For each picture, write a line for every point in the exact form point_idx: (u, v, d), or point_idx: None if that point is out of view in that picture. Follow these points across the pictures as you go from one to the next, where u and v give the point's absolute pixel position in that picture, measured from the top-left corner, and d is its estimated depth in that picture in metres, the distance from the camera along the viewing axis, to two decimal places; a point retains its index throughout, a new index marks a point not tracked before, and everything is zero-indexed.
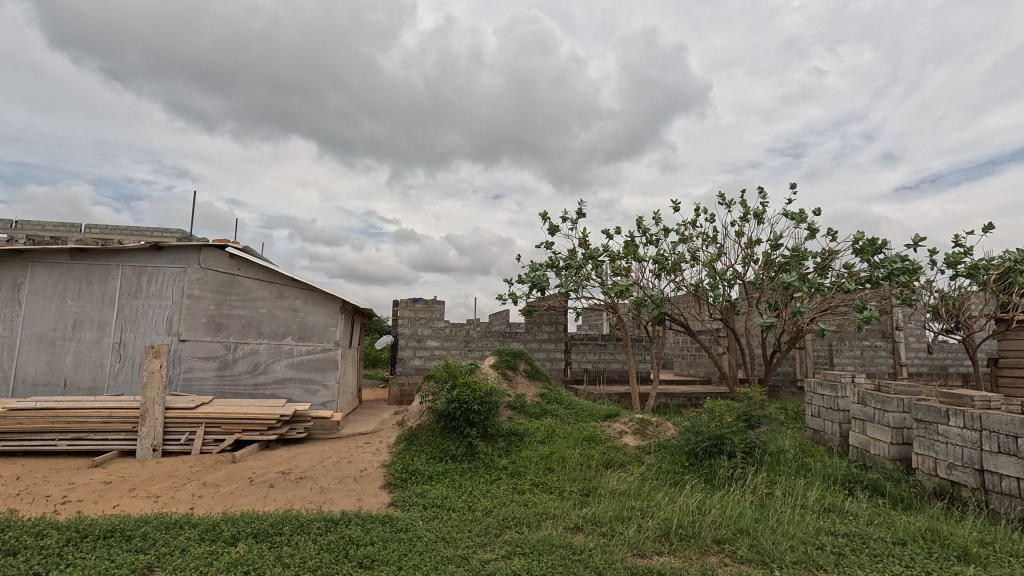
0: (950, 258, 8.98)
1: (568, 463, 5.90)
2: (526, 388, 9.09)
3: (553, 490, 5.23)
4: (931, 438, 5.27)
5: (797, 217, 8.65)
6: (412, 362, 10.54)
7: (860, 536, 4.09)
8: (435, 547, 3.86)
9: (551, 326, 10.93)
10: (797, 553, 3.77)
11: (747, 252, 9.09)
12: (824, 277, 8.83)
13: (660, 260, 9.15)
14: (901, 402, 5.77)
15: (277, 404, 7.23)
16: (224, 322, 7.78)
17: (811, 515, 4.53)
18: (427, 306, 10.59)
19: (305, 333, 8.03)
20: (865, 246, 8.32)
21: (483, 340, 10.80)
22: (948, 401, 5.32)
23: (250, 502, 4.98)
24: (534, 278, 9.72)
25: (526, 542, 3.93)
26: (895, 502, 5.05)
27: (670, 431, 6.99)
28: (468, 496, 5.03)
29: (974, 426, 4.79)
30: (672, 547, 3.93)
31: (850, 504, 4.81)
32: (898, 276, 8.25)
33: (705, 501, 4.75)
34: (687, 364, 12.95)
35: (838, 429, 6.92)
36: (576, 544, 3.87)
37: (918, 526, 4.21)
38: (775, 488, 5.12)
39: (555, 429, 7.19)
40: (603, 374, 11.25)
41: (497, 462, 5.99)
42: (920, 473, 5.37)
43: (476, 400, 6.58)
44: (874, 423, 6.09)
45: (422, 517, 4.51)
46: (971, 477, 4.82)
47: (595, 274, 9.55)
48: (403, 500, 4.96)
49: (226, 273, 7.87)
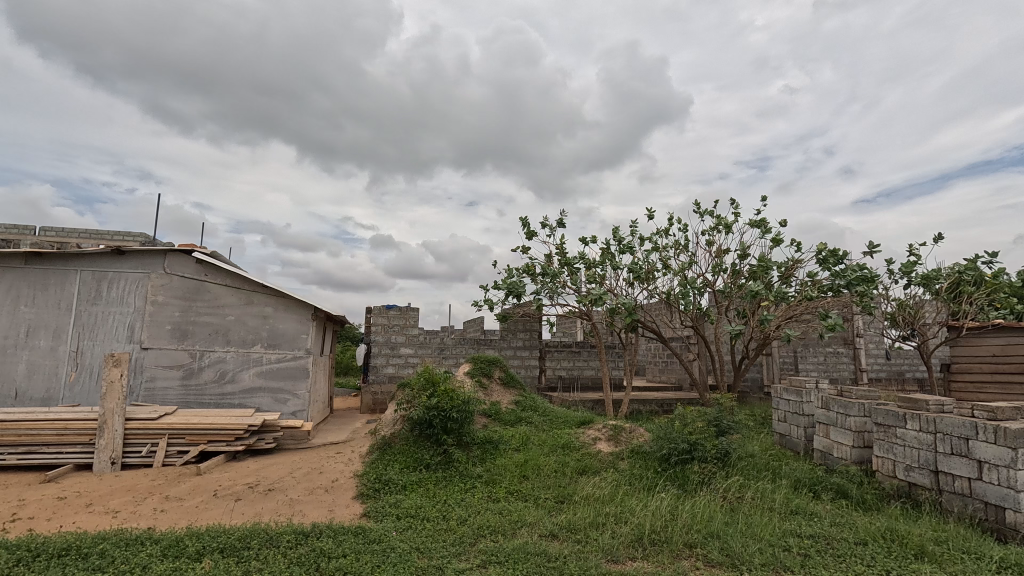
0: (906, 268, 9.41)
1: (542, 470, 5.92)
2: (500, 395, 9.08)
3: (528, 498, 5.24)
4: (890, 442, 5.48)
5: (763, 227, 8.94)
6: (385, 370, 10.42)
7: (825, 537, 4.22)
8: (409, 557, 3.81)
9: (525, 333, 10.98)
10: (766, 555, 3.86)
11: (717, 261, 9.35)
12: (789, 285, 9.13)
13: (636, 269, 9.33)
14: (862, 407, 6.00)
15: (245, 414, 7.01)
16: (190, 330, 7.54)
17: (778, 517, 4.66)
18: (400, 314, 10.47)
19: (275, 340, 7.83)
20: (827, 256, 8.65)
21: (458, 347, 10.75)
22: (905, 405, 5.54)
23: (216, 516, 4.81)
24: (510, 285, 9.75)
25: (501, 551, 3.92)
26: (858, 504, 5.22)
27: (643, 436, 7.10)
28: (442, 506, 4.98)
29: (929, 429, 5.02)
30: (645, 552, 3.98)
31: (815, 506, 4.98)
32: (857, 285, 8.60)
33: (676, 506, 4.83)
34: (659, 370, 13.21)
35: (803, 434, 7.14)
36: (551, 552, 3.88)
37: (878, 526, 4.37)
38: (744, 491, 5.24)
39: (529, 437, 7.20)
40: (576, 381, 11.37)
41: (472, 471, 5.96)
42: (880, 475, 5.58)
43: (452, 407, 6.53)
44: (837, 427, 6.31)
45: (395, 527, 4.45)
46: (926, 478, 5.04)
47: (571, 282, 9.64)
48: (376, 511, 4.88)
49: (192, 279, 7.64)
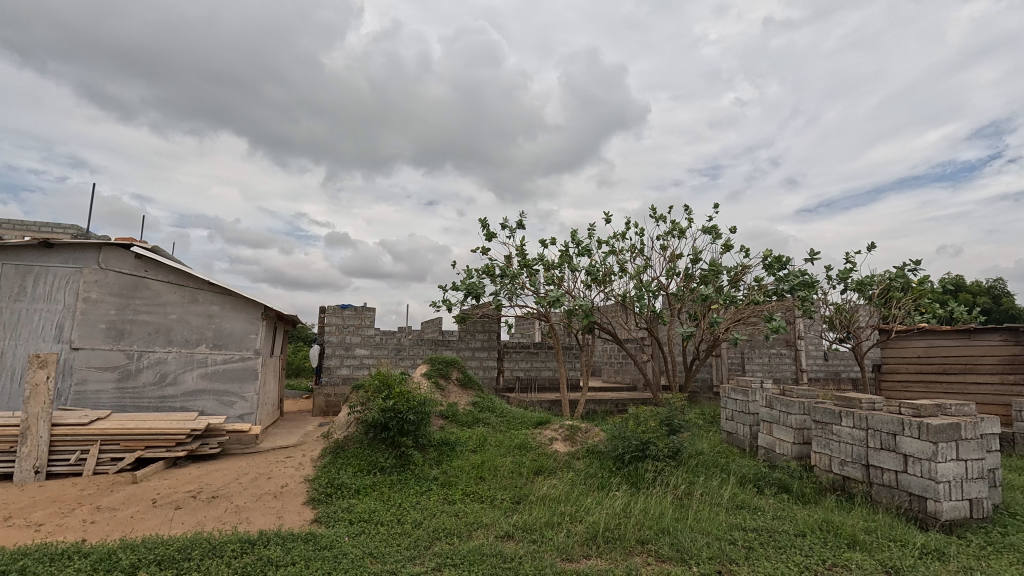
0: (842, 274, 10.00)
1: (499, 471, 5.92)
2: (458, 396, 9.02)
3: (484, 499, 5.23)
4: (827, 438, 5.81)
5: (714, 233, 9.29)
6: (339, 371, 10.14)
7: (767, 530, 4.43)
8: (362, 563, 3.72)
9: (484, 334, 10.96)
10: (713, 549, 4.01)
11: (670, 265, 9.64)
12: (737, 289, 9.53)
13: (593, 271, 9.49)
14: (802, 405, 6.34)
15: (188, 418, 6.66)
16: (127, 329, 7.10)
17: (724, 512, 4.85)
18: (356, 313, 10.23)
19: (221, 340, 7.48)
20: (772, 262, 9.09)
21: (415, 348, 10.60)
22: (841, 403, 5.89)
23: (153, 527, 4.55)
24: (469, 286, 9.72)
25: (457, 553, 3.89)
26: (798, 498, 5.50)
27: (597, 436, 7.23)
28: (397, 509, 4.89)
29: (861, 425, 5.36)
30: (599, 550, 4.05)
31: (758, 500, 5.21)
32: (799, 290, 9.09)
33: (629, 503, 4.94)
34: (614, 371, 13.50)
35: (748, 431, 7.46)
36: (506, 552, 3.88)
37: (816, 519, 4.62)
38: (693, 488, 5.42)
39: (486, 437, 7.19)
40: (534, 382, 11.46)
41: (428, 473, 5.88)
42: (818, 470, 5.91)
43: (408, 409, 6.43)
44: (780, 425, 6.64)
45: (348, 532, 4.35)
46: (859, 471, 5.37)
47: (530, 283, 9.70)
48: (328, 517, 4.74)
49: (131, 275, 7.19)
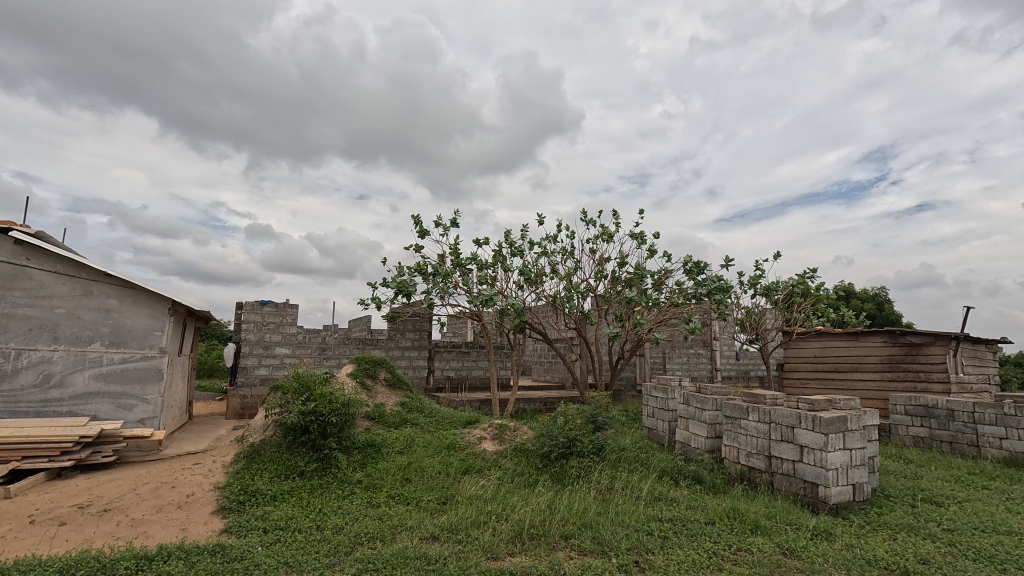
0: (752, 280, 10.82)
1: (426, 472, 5.83)
2: (385, 397, 8.80)
3: (409, 501, 5.13)
4: (736, 432, 6.26)
5: (640, 238, 9.72)
6: (256, 371, 9.55)
7: (681, 519, 4.69)
8: (275, 573, 3.53)
9: (414, 333, 10.77)
10: (631, 540, 4.19)
11: (599, 267, 9.97)
12: (660, 292, 10.03)
13: (525, 272, 9.61)
14: (715, 402, 6.78)
15: (77, 424, 6.01)
16: (2, 324, 6.28)
17: (642, 504, 5.09)
18: (277, 310, 9.69)
19: (119, 338, 6.80)
20: (692, 268, 9.65)
21: (341, 347, 10.21)
22: (748, 399, 6.36)
23: (29, 547, 4.04)
24: (400, 283, 9.50)
25: (379, 557, 3.78)
26: (709, 488, 5.88)
27: (526, 434, 7.32)
28: (317, 515, 4.68)
29: (765, 419, 5.83)
30: (523, 546, 4.10)
31: (674, 492, 5.50)
32: (715, 294, 9.71)
33: (555, 499, 5.05)
34: (544, 370, 13.74)
35: (667, 427, 7.87)
36: (431, 554, 3.83)
37: (725, 507, 4.95)
38: (615, 482, 5.63)
39: (414, 438, 7.06)
40: (464, 382, 11.41)
41: (351, 476, 5.68)
42: (727, 462, 6.34)
43: (331, 411, 6.17)
44: (695, 420, 7.06)
45: (262, 542, 4.10)
46: (762, 462, 5.83)
47: (463, 282, 9.65)
48: (239, 526, 4.44)
49: (8, 263, 6.37)
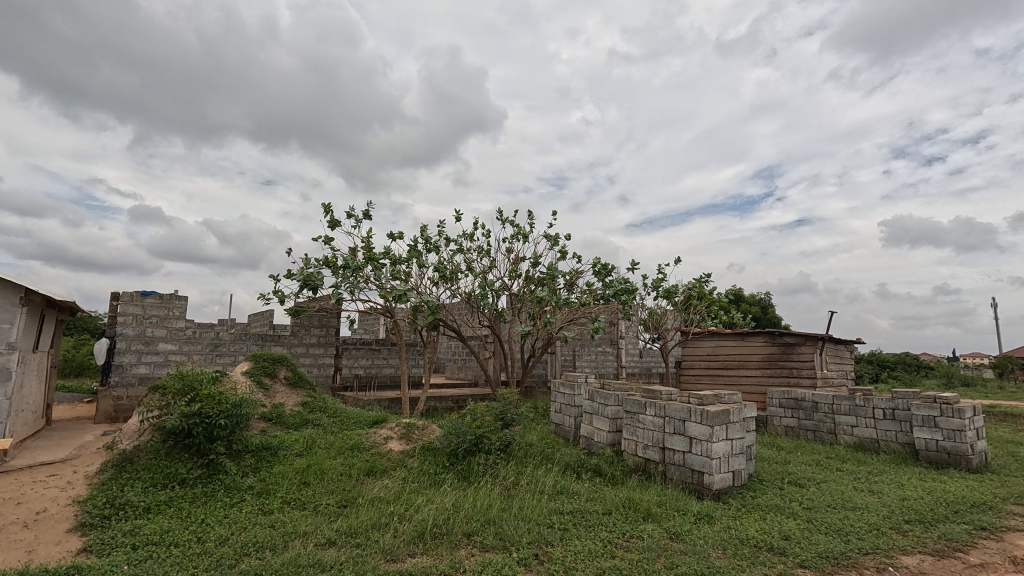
0: (655, 283, 11.52)
1: (327, 475, 5.57)
2: (285, 397, 8.28)
3: (306, 506, 4.86)
4: (634, 425, 6.63)
5: (553, 239, 9.98)
6: (134, 370, 8.56)
7: (581, 511, 4.88)
8: None
9: (320, 329, 10.23)
10: (532, 534, 4.29)
11: (513, 266, 10.10)
12: (571, 292, 10.38)
13: (440, 268, 9.49)
14: (616, 397, 7.13)
15: None
16: None
17: (545, 498, 5.22)
18: (161, 303, 8.76)
19: None
20: (600, 270, 10.09)
21: (237, 344, 9.46)
22: (646, 395, 6.77)
23: None
24: (306, 276, 8.98)
25: (268, 568, 3.55)
26: (608, 479, 6.18)
27: (434, 433, 7.24)
28: (198, 526, 4.29)
29: (660, 413, 6.23)
30: (425, 547, 4.05)
31: (575, 485, 5.71)
32: (621, 295, 10.23)
33: (460, 497, 5.03)
34: (457, 368, 13.68)
35: (573, 422, 8.15)
36: (325, 560, 3.66)
37: (621, 498, 5.22)
38: (521, 478, 5.73)
39: (315, 440, 6.70)
40: (373, 380, 11.05)
41: (241, 482, 5.27)
42: (626, 454, 6.70)
43: (220, 413, 5.69)
44: (598, 416, 7.38)
45: (129, 560, 3.68)
46: (656, 454, 6.23)
47: (375, 277, 9.33)
48: (102, 544, 3.95)
49: None
